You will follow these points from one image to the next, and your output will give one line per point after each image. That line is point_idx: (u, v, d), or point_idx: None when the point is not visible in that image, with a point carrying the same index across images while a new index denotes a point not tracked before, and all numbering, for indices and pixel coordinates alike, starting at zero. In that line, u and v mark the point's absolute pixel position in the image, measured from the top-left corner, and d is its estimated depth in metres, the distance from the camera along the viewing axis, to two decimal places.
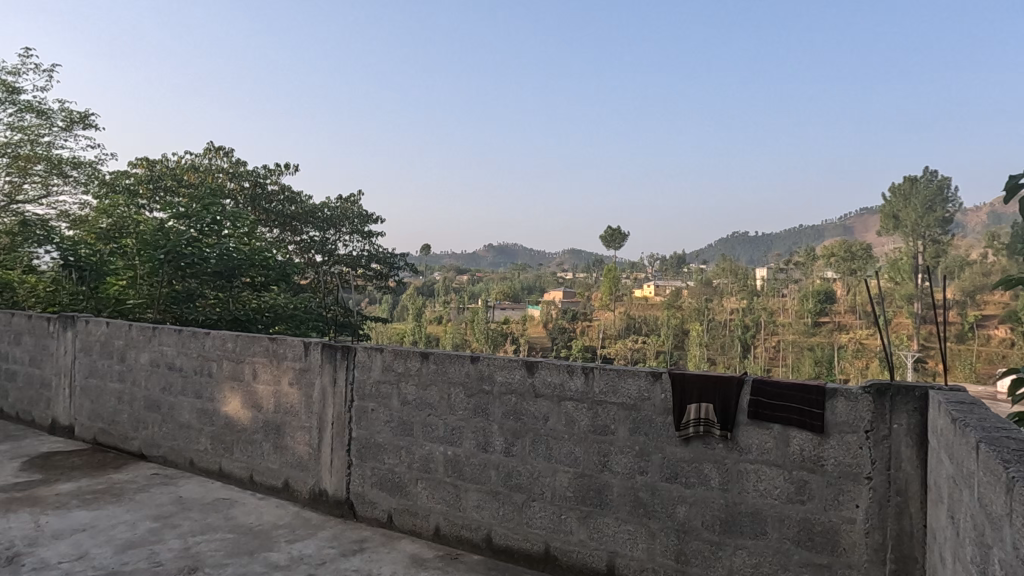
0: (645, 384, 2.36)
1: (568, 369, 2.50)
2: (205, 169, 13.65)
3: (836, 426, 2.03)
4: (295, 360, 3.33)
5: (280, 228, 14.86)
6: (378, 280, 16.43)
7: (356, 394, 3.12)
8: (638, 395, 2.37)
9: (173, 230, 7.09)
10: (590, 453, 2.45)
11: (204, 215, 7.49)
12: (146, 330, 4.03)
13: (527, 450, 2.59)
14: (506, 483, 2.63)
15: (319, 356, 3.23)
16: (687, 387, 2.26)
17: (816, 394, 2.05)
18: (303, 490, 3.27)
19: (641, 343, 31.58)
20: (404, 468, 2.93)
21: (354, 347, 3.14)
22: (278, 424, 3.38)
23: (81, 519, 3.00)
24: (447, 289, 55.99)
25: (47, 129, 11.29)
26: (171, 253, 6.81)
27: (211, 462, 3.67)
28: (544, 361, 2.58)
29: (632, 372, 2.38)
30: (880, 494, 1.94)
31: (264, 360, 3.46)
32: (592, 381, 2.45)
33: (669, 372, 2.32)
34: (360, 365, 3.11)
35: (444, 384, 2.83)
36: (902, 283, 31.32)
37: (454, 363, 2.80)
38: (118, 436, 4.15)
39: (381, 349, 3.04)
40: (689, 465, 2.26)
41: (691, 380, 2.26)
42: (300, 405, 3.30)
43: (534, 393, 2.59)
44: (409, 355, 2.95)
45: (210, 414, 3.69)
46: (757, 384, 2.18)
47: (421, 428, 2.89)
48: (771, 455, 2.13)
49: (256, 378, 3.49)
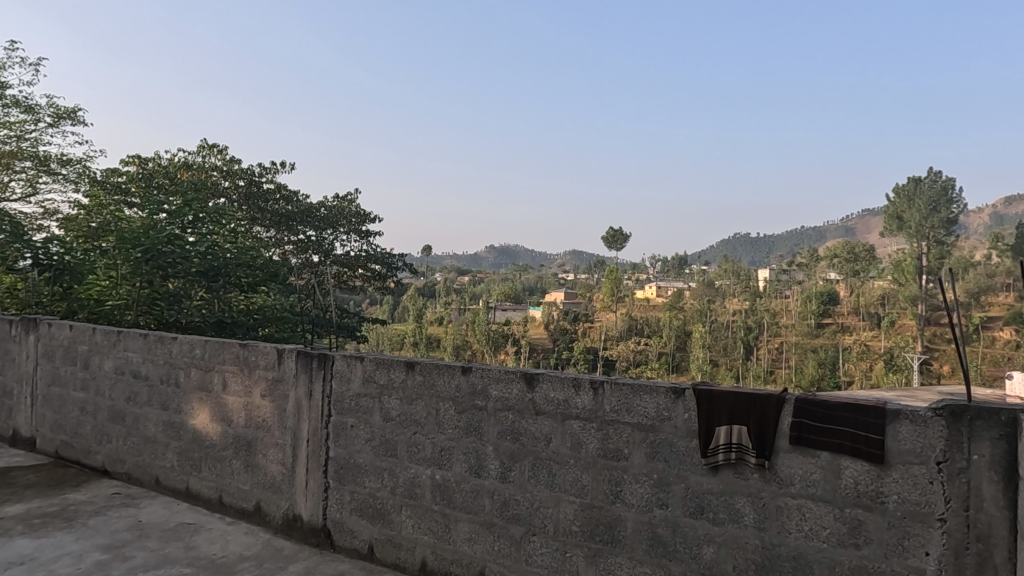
0: (664, 402, 2.01)
1: (574, 383, 2.16)
2: (199, 167, 13.34)
3: (899, 455, 1.67)
4: (267, 369, 2.98)
5: (275, 228, 14.52)
6: (375, 281, 16.03)
7: (334, 409, 2.77)
8: (657, 413, 2.02)
9: (153, 225, 6.71)
10: (600, 482, 2.10)
11: (185, 211, 7.10)
12: (110, 334, 3.68)
13: (525, 476, 2.24)
14: (502, 514, 2.28)
15: (294, 366, 2.89)
16: (715, 406, 1.91)
17: (876, 416, 1.70)
18: (276, 514, 2.93)
19: (643, 345, 31.09)
20: (387, 493, 2.58)
21: (331, 356, 2.79)
22: (249, 440, 3.04)
23: (22, 550, 2.65)
24: (447, 290, 55.57)
25: (34, 125, 11.02)
26: (150, 251, 6.43)
27: (178, 480, 3.32)
28: (545, 372, 2.24)
29: (649, 388, 2.02)
30: (956, 541, 1.58)
31: (234, 368, 3.12)
32: (601, 397, 2.11)
33: (694, 389, 1.96)
34: (338, 376, 2.76)
35: (431, 398, 2.48)
36: (905, 284, 32.48)
37: (443, 375, 2.45)
38: (81, 450, 3.80)
39: (361, 357, 2.69)
40: (718, 499, 1.91)
41: (722, 398, 1.91)
42: (273, 419, 2.96)
43: (534, 410, 2.24)
44: (392, 365, 2.60)
45: (177, 428, 3.34)
46: (801, 403, 1.82)
47: (405, 448, 2.54)
48: (818, 489, 1.77)
49: (226, 389, 3.15)
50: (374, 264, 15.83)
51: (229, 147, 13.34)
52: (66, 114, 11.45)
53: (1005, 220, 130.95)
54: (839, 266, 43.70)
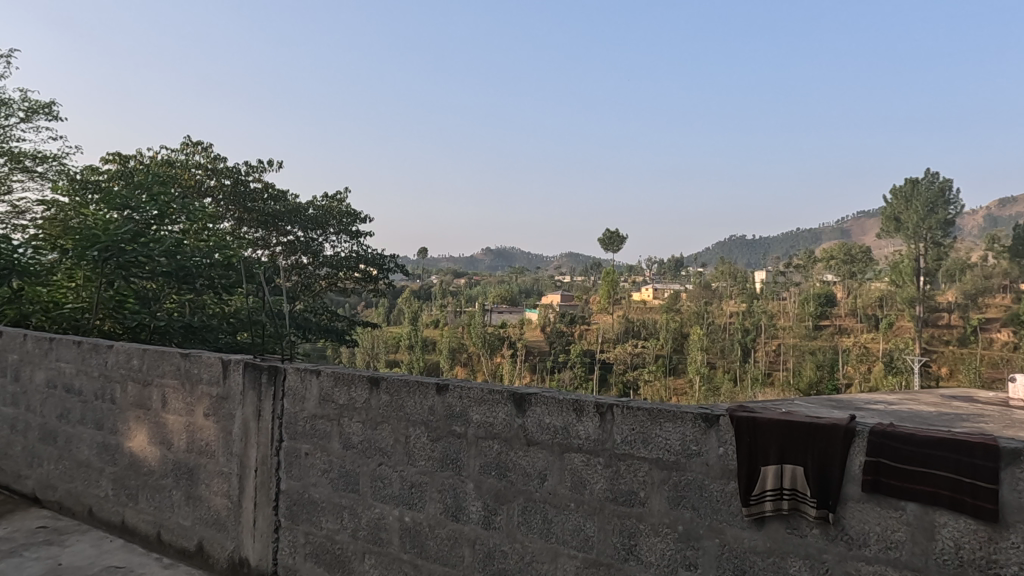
0: (693, 432, 1.56)
1: (575, 406, 1.71)
2: (182, 164, 12.86)
3: (1017, 514, 1.20)
4: (211, 385, 2.53)
5: (261, 227, 14.02)
6: (367, 283, 15.47)
7: (287, 433, 2.31)
8: (682, 447, 1.57)
9: (112, 221, 5.95)
10: (608, 533, 1.65)
11: (150, 204, 6.35)
12: (41, 342, 3.20)
13: (514, 523, 1.79)
14: (486, 569, 1.82)
15: (240, 381, 2.43)
16: (759, 437, 1.47)
17: (985, 457, 1.24)
18: (221, 557, 2.46)
19: (641, 348, 30.57)
20: (348, 537, 2.12)
21: (283, 369, 2.34)
22: (190, 467, 2.58)
23: None
24: (444, 294, 55.11)
25: (6, 119, 10.56)
26: (109, 250, 5.66)
27: (112, 512, 2.85)
28: (539, 392, 1.79)
29: (671, 414, 1.58)
30: None
31: (175, 383, 2.66)
32: (608, 424, 1.66)
33: (732, 415, 1.52)
34: (292, 394, 2.31)
35: (399, 422, 2.03)
36: (901, 286, 32.06)
37: (413, 394, 2.00)
38: (10, 474, 3.32)
39: (317, 370, 2.24)
40: (765, 561, 1.45)
41: (768, 428, 1.48)
42: (217, 444, 2.49)
43: (525, 439, 1.79)
44: (352, 381, 2.15)
45: (113, 451, 2.87)
46: (880, 437, 1.36)
47: (368, 483, 2.09)
48: (902, 553, 1.32)
49: (165, 406, 2.68)
50: (363, 264, 15.23)
51: (213, 145, 12.87)
52: (39, 107, 10.98)
53: (997, 219, 131.53)
54: (836, 267, 43.44)
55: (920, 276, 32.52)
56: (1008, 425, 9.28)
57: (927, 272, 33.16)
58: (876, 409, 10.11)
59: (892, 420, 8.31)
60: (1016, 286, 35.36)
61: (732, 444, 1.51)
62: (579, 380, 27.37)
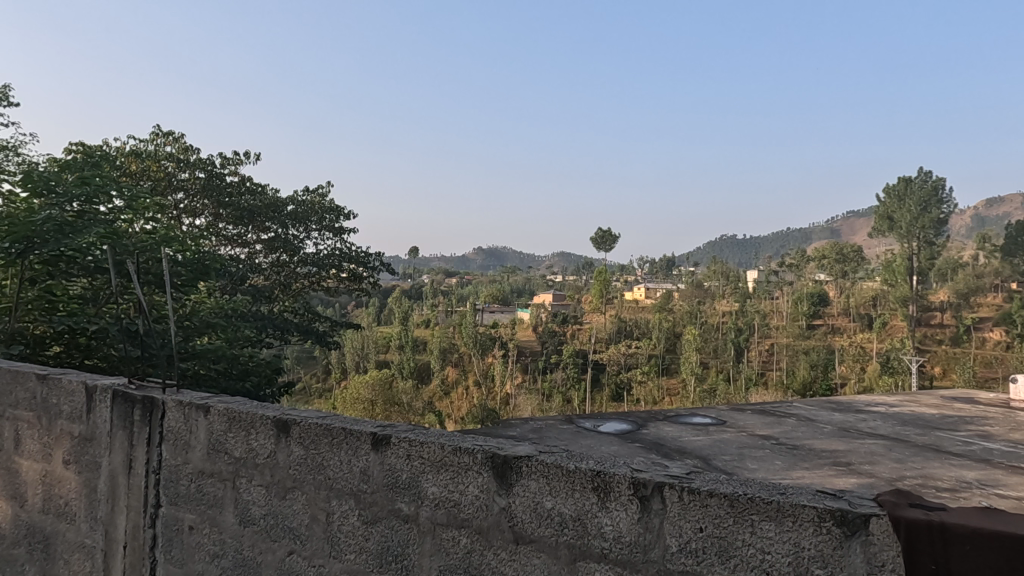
0: (818, 537, 0.84)
1: (598, 482, 1.00)
2: (151, 155, 11.91)
3: None
4: (72, 422, 1.80)
5: (238, 224, 13.13)
6: (351, 282, 14.68)
7: (165, 496, 1.59)
8: (796, 565, 0.86)
9: (31, 210, 4.97)
10: None
11: (79, 188, 5.31)
12: None
13: None
14: None
15: (107, 416, 1.70)
16: (940, 548, 0.78)
17: None
18: None
19: (635, 348, 29.67)
20: None
21: (160, 402, 1.62)
22: (47, 536, 1.84)
23: None
24: (435, 292, 54.14)
25: None
26: (24, 240, 4.71)
27: None
28: (534, 455, 1.08)
29: (796, 511, 0.86)
30: None
31: (30, 417, 1.91)
32: (654, 509, 0.96)
33: (892, 508, 0.82)
34: (172, 439, 1.58)
35: (318, 489, 1.32)
36: (894, 285, 31.45)
37: (338, 447, 1.29)
38: None
39: (206, 407, 1.52)
40: None
41: (959, 536, 0.78)
42: (79, 505, 1.76)
43: (513, 534, 1.08)
44: (252, 424, 1.43)
45: None
46: None
47: None
48: None
49: (19, 448, 1.94)
50: (347, 263, 14.39)
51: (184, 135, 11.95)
52: None
53: (983, 219, 133.68)
54: (828, 266, 43.06)
55: (913, 275, 31.92)
56: (1014, 427, 8.66)
57: (920, 271, 32.64)
58: (879, 410, 9.56)
59: (901, 424, 7.65)
60: (1008, 285, 35.01)
61: (892, 557, 0.81)
62: (570, 381, 26.66)
